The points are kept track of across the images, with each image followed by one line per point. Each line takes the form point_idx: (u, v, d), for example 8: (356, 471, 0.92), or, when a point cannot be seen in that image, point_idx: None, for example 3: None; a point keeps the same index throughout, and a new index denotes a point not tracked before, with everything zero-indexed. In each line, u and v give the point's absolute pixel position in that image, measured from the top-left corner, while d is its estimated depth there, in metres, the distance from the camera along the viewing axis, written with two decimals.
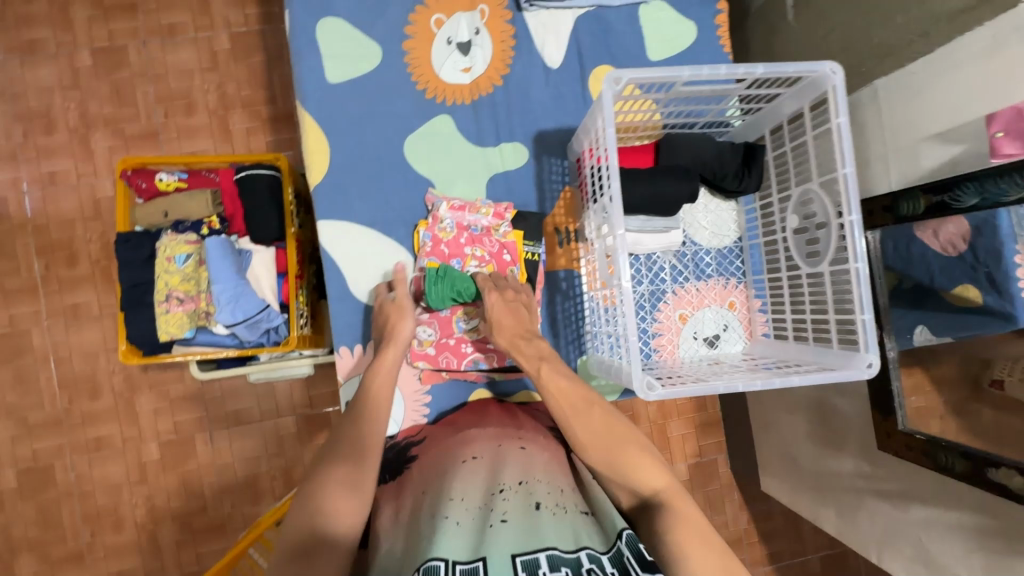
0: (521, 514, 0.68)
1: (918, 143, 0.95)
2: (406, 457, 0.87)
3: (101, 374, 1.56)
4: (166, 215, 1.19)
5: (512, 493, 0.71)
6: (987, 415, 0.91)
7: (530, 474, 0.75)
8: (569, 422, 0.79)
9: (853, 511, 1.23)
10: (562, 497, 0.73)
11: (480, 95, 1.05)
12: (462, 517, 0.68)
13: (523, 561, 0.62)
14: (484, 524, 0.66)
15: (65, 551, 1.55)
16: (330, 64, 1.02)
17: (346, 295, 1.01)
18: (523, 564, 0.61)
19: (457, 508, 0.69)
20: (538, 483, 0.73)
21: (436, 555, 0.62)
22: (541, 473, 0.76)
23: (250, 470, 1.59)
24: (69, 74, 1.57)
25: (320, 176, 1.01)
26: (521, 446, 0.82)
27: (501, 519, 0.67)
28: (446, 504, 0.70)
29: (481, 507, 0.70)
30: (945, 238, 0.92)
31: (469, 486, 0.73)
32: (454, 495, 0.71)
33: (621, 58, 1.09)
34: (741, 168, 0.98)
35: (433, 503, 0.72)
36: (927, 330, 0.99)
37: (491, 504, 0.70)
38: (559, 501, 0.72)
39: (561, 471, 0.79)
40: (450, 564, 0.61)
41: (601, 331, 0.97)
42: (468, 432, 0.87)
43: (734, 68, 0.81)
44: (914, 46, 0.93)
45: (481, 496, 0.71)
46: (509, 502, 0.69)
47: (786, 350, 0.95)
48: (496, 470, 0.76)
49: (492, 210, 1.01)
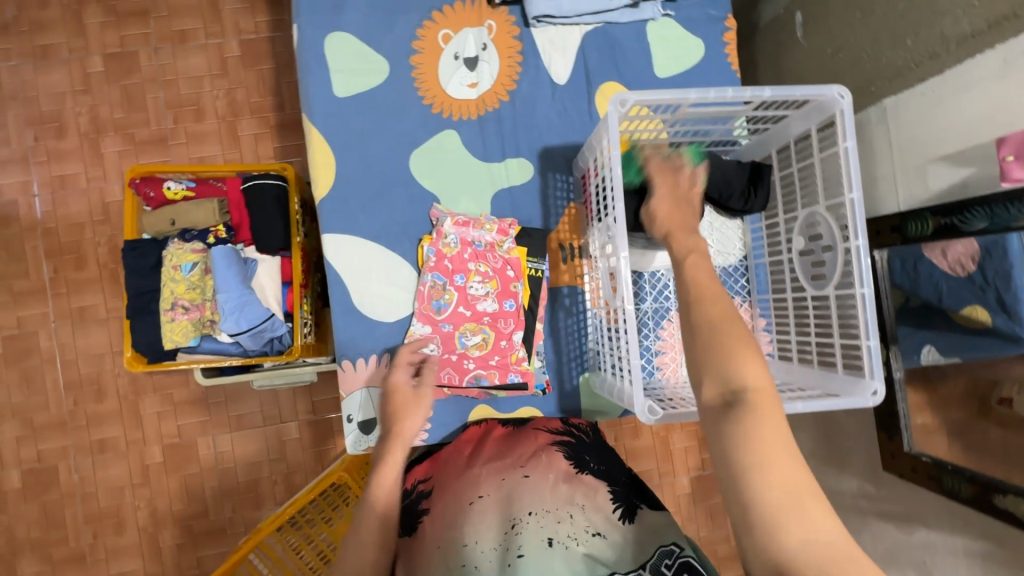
0: (536, 549, 0.75)
1: (926, 164, 0.94)
2: (419, 508, 0.88)
3: (107, 376, 1.57)
4: (173, 223, 1.19)
5: (524, 528, 0.78)
6: (991, 444, 0.90)
7: (539, 503, 0.81)
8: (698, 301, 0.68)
9: (857, 531, 1.23)
10: (572, 524, 0.80)
11: (487, 110, 1.06)
12: (482, 562, 0.75)
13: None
14: (504, 564, 0.75)
15: (67, 552, 1.56)
16: (337, 78, 1.02)
17: (351, 309, 1.01)
18: None
19: (476, 553, 0.76)
20: (546, 513, 0.80)
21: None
22: (548, 500, 0.82)
23: (251, 475, 1.59)
24: (81, 79, 1.59)
25: (326, 189, 1.02)
26: (524, 474, 0.86)
27: (519, 555, 0.75)
28: (463, 548, 0.77)
29: (499, 546, 0.77)
30: (953, 258, 0.91)
31: (483, 527, 0.79)
32: (469, 539, 0.78)
33: (628, 75, 1.08)
34: (747, 187, 0.97)
35: (451, 548, 0.77)
36: (934, 350, 0.97)
37: (506, 542, 0.77)
38: (570, 531, 0.79)
39: (567, 491, 0.85)
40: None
41: (605, 350, 0.96)
42: (473, 471, 0.89)
43: (741, 91, 0.80)
44: (923, 68, 0.92)
45: (497, 535, 0.78)
46: (523, 537, 0.77)
47: (790, 373, 0.93)
48: (506, 505, 0.82)
49: (496, 226, 1.02)
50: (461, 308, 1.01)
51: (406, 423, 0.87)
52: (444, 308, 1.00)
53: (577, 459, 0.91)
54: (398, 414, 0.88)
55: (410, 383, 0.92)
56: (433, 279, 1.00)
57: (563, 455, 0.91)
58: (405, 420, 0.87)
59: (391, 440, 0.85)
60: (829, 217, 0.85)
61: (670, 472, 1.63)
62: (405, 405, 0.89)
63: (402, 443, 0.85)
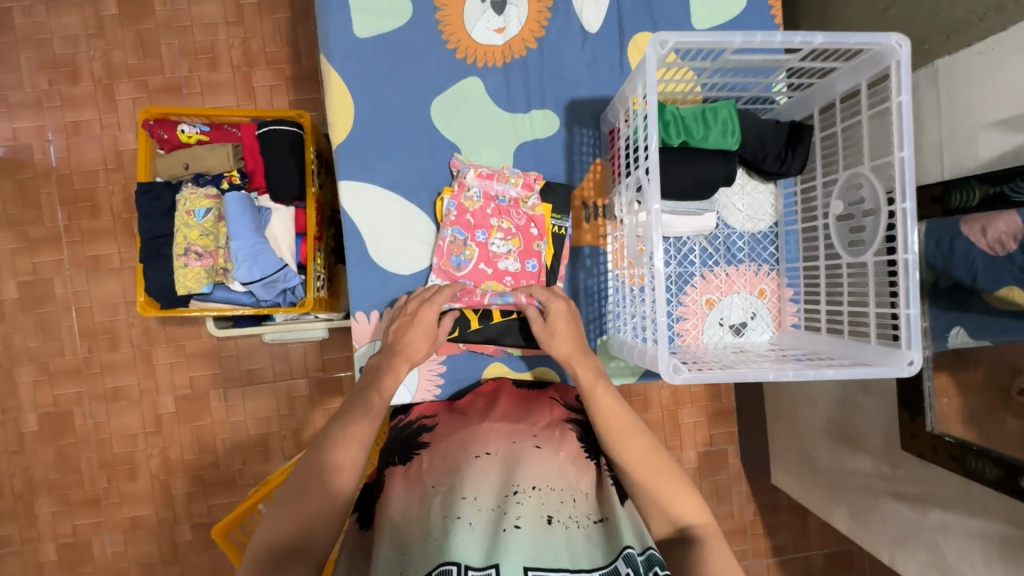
0: (535, 521, 0.66)
1: (976, 130, 0.88)
2: (416, 442, 0.84)
3: (120, 325, 1.58)
4: (187, 167, 1.16)
5: (526, 497, 0.68)
6: (1008, 434, 0.89)
7: (545, 478, 0.72)
8: (614, 442, 0.75)
9: (868, 511, 1.21)
10: (575, 507, 0.70)
11: (513, 58, 1.01)
12: (475, 518, 0.66)
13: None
14: (497, 530, 0.64)
15: (82, 495, 1.59)
16: (358, 18, 0.98)
17: (365, 260, 0.99)
18: None
19: (470, 508, 0.67)
20: (551, 490, 0.71)
21: (448, 559, 0.60)
22: (556, 477, 0.73)
23: (261, 429, 1.61)
24: (94, 22, 1.55)
25: (344, 134, 0.98)
26: (535, 445, 0.78)
27: (516, 524, 0.65)
28: (458, 502, 0.68)
29: (495, 510, 0.67)
30: (992, 236, 0.84)
31: (482, 484, 0.71)
32: (466, 493, 0.69)
33: (663, 26, 1.03)
34: (784, 149, 0.93)
35: (444, 499, 0.69)
36: (964, 332, 0.92)
37: (504, 506, 0.67)
38: (572, 512, 0.70)
39: (575, 474, 0.75)
40: (461, 569, 0.59)
41: (626, 313, 0.93)
42: (481, 426, 0.82)
43: (790, 37, 0.75)
44: (986, 23, 0.85)
45: (495, 498, 0.69)
46: (524, 506, 0.67)
47: (818, 342, 0.90)
48: (510, 470, 0.73)
49: (521, 179, 0.98)
50: (481, 266, 0.97)
51: (416, 352, 0.86)
52: (463, 264, 0.97)
53: (587, 442, 0.83)
54: (414, 341, 0.86)
55: (437, 322, 0.88)
56: (453, 234, 0.97)
57: (576, 436, 0.83)
58: (416, 350, 0.86)
59: (396, 356, 0.84)
60: (874, 179, 0.80)
61: (677, 446, 1.63)
62: (422, 336, 0.86)
63: (406, 365, 0.85)
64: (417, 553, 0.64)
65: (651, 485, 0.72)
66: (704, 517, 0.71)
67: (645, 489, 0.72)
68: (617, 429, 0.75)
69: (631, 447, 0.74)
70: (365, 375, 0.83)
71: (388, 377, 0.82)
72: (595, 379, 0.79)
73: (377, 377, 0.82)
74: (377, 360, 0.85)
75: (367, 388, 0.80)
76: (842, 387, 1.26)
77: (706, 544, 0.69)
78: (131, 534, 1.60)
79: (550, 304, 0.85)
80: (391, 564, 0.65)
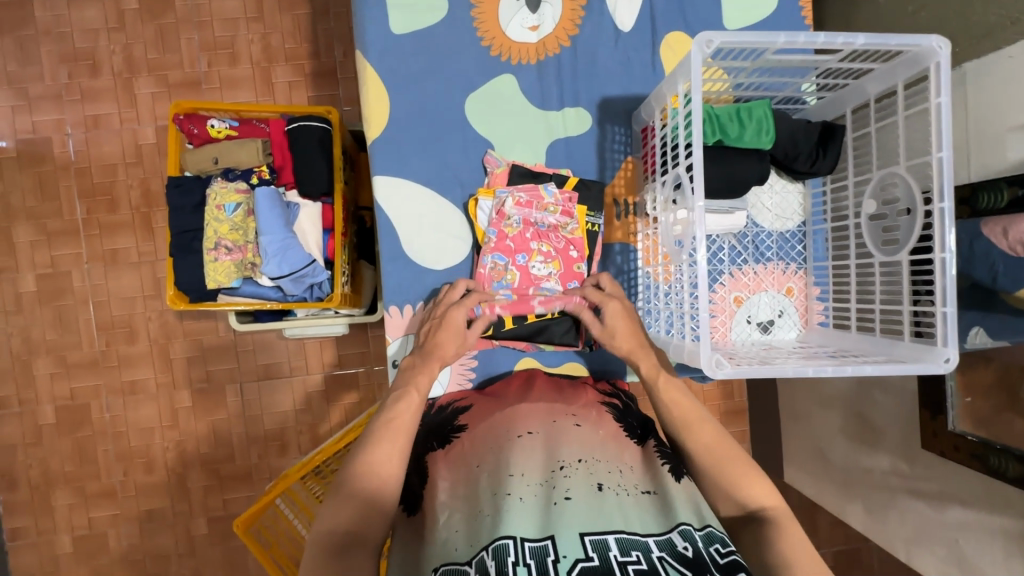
0: (584, 493, 0.67)
1: (1005, 132, 0.89)
2: (453, 426, 0.83)
3: (138, 319, 1.58)
4: (216, 162, 1.17)
5: (573, 471, 0.69)
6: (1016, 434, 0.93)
7: (589, 451, 0.73)
8: (681, 431, 0.77)
9: (884, 508, 1.22)
10: (623, 477, 0.71)
11: (547, 56, 1.02)
12: (525, 493, 0.66)
13: (593, 541, 0.61)
14: (548, 503, 0.66)
15: (98, 487, 1.60)
16: (394, 14, 0.99)
17: (400, 255, 1.00)
18: (592, 543, 0.61)
19: (519, 484, 0.68)
20: (597, 462, 0.72)
21: (504, 532, 0.61)
22: (598, 449, 0.74)
23: (277, 424, 1.61)
24: (115, 16, 1.55)
25: (379, 130, 0.99)
26: (575, 423, 0.78)
27: (566, 497, 0.66)
28: (507, 479, 0.68)
29: (544, 484, 0.68)
30: (1014, 238, 0.85)
31: (529, 460, 0.71)
32: (515, 470, 0.69)
33: (695, 26, 1.04)
34: (816, 148, 0.94)
35: (492, 476, 0.70)
36: (983, 332, 0.93)
37: (553, 481, 0.68)
38: (620, 481, 0.70)
39: (617, 448, 0.76)
40: (519, 542, 0.60)
41: (658, 308, 0.94)
42: (518, 407, 0.83)
43: (832, 38, 0.76)
44: (1017, 26, 0.86)
45: (542, 473, 0.70)
46: (572, 480, 0.68)
47: (847, 341, 0.91)
48: (553, 446, 0.73)
49: (560, 206, 0.97)
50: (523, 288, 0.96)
51: (448, 352, 0.85)
52: (505, 289, 0.96)
53: (626, 425, 0.82)
54: (445, 341, 0.86)
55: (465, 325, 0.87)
56: (494, 260, 0.96)
57: (613, 417, 0.82)
58: (447, 348, 0.85)
59: (429, 358, 0.84)
60: (909, 178, 0.82)
61: None
62: (453, 338, 0.86)
63: (439, 366, 0.85)
64: (469, 530, 0.65)
65: (719, 472, 0.73)
66: (772, 501, 0.70)
67: (715, 473, 0.73)
68: (682, 416, 0.78)
69: (700, 435, 0.76)
70: (401, 375, 0.84)
71: (422, 375, 0.82)
72: (656, 370, 0.82)
73: (412, 375, 0.83)
74: (411, 360, 0.85)
75: (404, 386, 0.81)
76: (859, 386, 1.26)
77: (779, 527, 0.68)
78: (146, 527, 1.61)
79: (607, 306, 0.87)
80: (443, 546, 0.65)
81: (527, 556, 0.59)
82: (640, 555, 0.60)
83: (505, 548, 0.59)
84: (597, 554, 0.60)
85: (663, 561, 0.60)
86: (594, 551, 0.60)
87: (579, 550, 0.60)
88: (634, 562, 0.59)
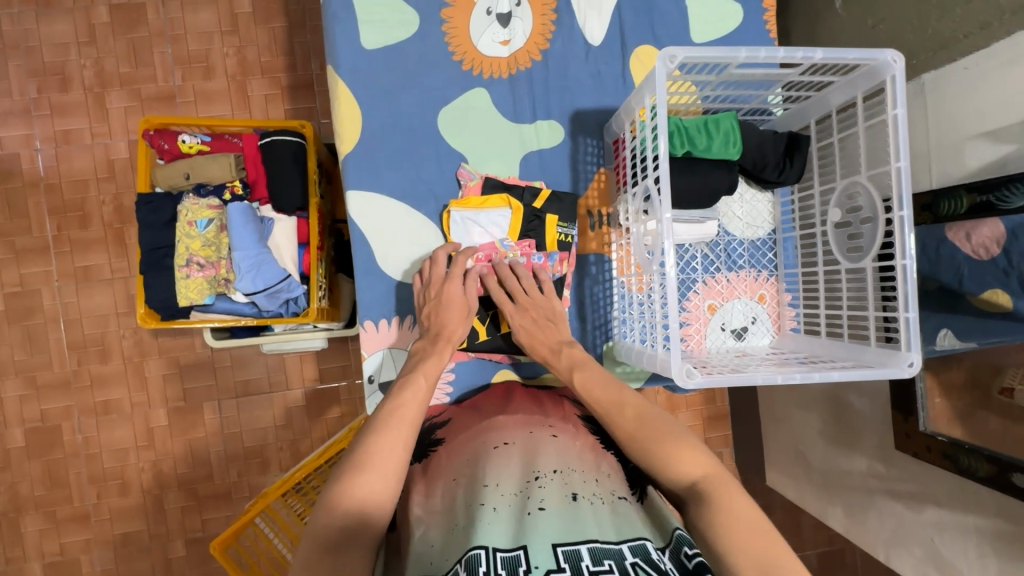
0: (558, 503, 0.65)
1: (963, 141, 0.92)
2: (432, 440, 0.83)
3: (111, 337, 1.55)
4: (188, 177, 1.15)
5: (548, 481, 0.68)
6: (989, 434, 0.94)
7: (565, 461, 0.72)
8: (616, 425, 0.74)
9: (863, 509, 1.23)
10: (598, 486, 0.70)
11: (519, 69, 1.03)
12: (499, 503, 0.65)
13: (565, 551, 0.59)
14: (522, 513, 0.64)
15: (71, 512, 1.55)
16: (365, 30, 0.99)
17: (373, 268, 1.00)
18: (564, 555, 0.59)
19: (493, 494, 0.67)
20: (572, 471, 0.71)
21: (476, 542, 0.60)
22: (575, 459, 0.73)
23: (257, 441, 1.58)
24: (85, 29, 1.53)
25: (350, 146, 0.99)
26: (552, 433, 0.78)
27: (539, 507, 0.64)
28: (482, 489, 0.68)
29: (518, 494, 0.67)
30: (976, 241, 0.88)
31: (503, 470, 0.70)
32: (489, 481, 0.69)
33: (664, 38, 1.06)
34: (783, 158, 0.95)
35: (468, 489, 0.69)
36: (951, 334, 0.95)
37: (527, 491, 0.67)
38: (595, 490, 0.69)
39: (594, 458, 0.75)
40: (491, 552, 0.59)
41: (632, 318, 0.95)
42: (497, 418, 0.83)
43: (792, 52, 0.78)
44: (971, 40, 0.89)
45: (517, 484, 0.69)
46: (546, 490, 0.67)
47: (817, 346, 0.94)
48: (529, 456, 0.72)
49: (518, 250, 0.98)
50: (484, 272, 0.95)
51: (454, 331, 0.86)
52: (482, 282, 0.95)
53: (602, 436, 0.82)
54: (450, 321, 0.87)
55: (465, 297, 0.89)
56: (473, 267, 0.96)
57: (589, 429, 0.82)
58: (453, 325, 0.86)
59: (438, 341, 0.85)
60: (870, 186, 0.84)
61: None
62: (455, 311, 0.87)
63: (449, 347, 0.85)
64: (438, 555, 0.63)
65: None
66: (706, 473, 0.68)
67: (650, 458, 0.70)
68: None
69: None
70: (413, 361, 0.84)
71: (431, 361, 0.83)
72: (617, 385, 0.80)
73: (422, 361, 0.83)
74: (421, 345, 0.86)
75: (410, 373, 0.80)
76: (835, 389, 1.28)
77: None
78: (121, 551, 1.56)
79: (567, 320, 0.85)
80: (418, 565, 0.63)
81: (499, 566, 0.58)
82: (613, 564, 0.58)
83: (476, 558, 0.58)
84: (569, 565, 0.58)
85: (637, 568, 0.58)
86: (566, 562, 0.58)
87: (550, 561, 0.58)
88: (606, 571, 0.57)
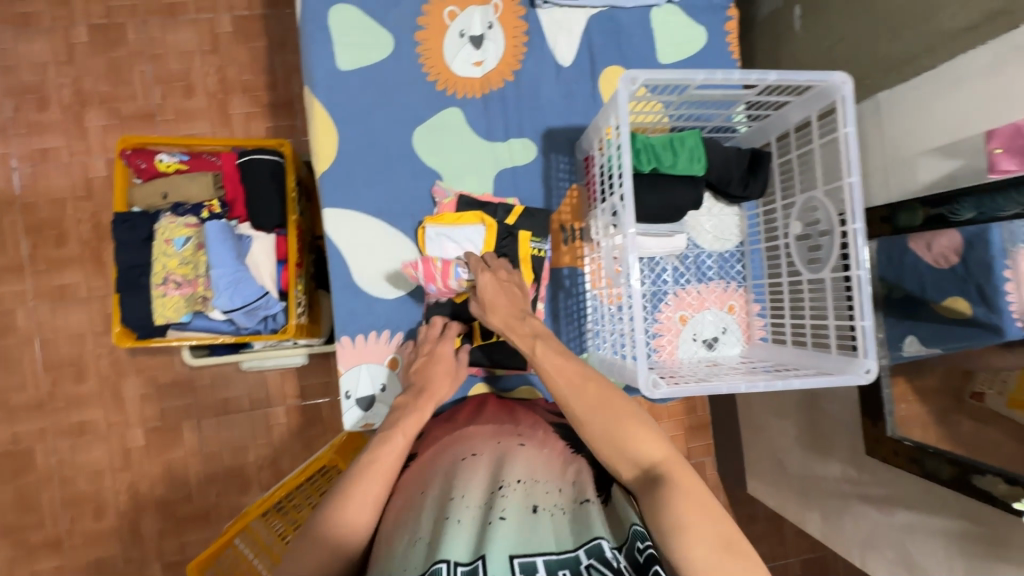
0: (519, 514, 0.66)
1: (916, 157, 0.96)
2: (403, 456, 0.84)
3: (87, 356, 1.53)
4: (165, 197, 1.17)
5: (510, 491, 0.69)
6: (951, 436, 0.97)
7: (530, 472, 0.72)
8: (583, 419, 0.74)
9: (838, 514, 1.25)
10: (561, 495, 0.71)
11: (492, 89, 1.06)
12: (463, 515, 0.66)
13: (522, 563, 0.61)
14: (484, 523, 0.65)
15: (43, 537, 1.52)
16: (340, 50, 1.01)
17: (350, 284, 1.01)
18: (521, 566, 0.61)
19: (459, 506, 0.67)
20: (535, 482, 0.71)
21: (439, 556, 0.61)
22: (541, 468, 0.74)
23: (237, 460, 1.57)
24: (64, 49, 1.54)
25: (326, 163, 1.01)
26: (520, 442, 0.79)
27: (501, 516, 0.65)
28: (449, 502, 0.68)
29: (482, 505, 0.68)
30: (937, 251, 0.93)
31: (470, 481, 0.71)
32: (455, 492, 0.69)
33: (631, 59, 1.10)
34: (746, 174, 0.99)
35: (436, 500, 0.70)
36: (917, 341, 0.99)
37: (490, 502, 0.68)
38: (557, 500, 0.70)
39: (560, 466, 0.76)
40: (452, 566, 0.60)
41: (605, 330, 0.97)
42: (466, 430, 0.84)
43: (746, 74, 0.82)
44: (919, 62, 0.94)
45: (482, 494, 0.69)
46: (508, 499, 0.67)
47: (783, 354, 0.96)
48: (497, 467, 0.73)
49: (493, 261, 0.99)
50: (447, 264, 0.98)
51: (438, 389, 0.87)
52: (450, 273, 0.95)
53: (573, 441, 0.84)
54: (437, 380, 0.88)
55: (454, 356, 0.92)
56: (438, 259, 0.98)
57: (558, 436, 0.83)
58: (438, 384, 0.88)
59: (421, 395, 0.85)
60: (827, 201, 0.88)
61: None
62: (442, 370, 0.89)
63: (432, 403, 0.85)
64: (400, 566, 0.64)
65: None
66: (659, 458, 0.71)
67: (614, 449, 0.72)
68: None
69: None
70: (393, 414, 0.82)
71: (411, 418, 0.81)
72: None
73: (402, 416, 0.82)
74: (403, 400, 0.85)
75: (391, 426, 0.80)
76: (808, 396, 1.31)
77: None
78: None
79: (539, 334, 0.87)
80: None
81: None
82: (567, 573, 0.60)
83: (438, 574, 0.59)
84: None
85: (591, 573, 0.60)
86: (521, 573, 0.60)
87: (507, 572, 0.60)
88: None
